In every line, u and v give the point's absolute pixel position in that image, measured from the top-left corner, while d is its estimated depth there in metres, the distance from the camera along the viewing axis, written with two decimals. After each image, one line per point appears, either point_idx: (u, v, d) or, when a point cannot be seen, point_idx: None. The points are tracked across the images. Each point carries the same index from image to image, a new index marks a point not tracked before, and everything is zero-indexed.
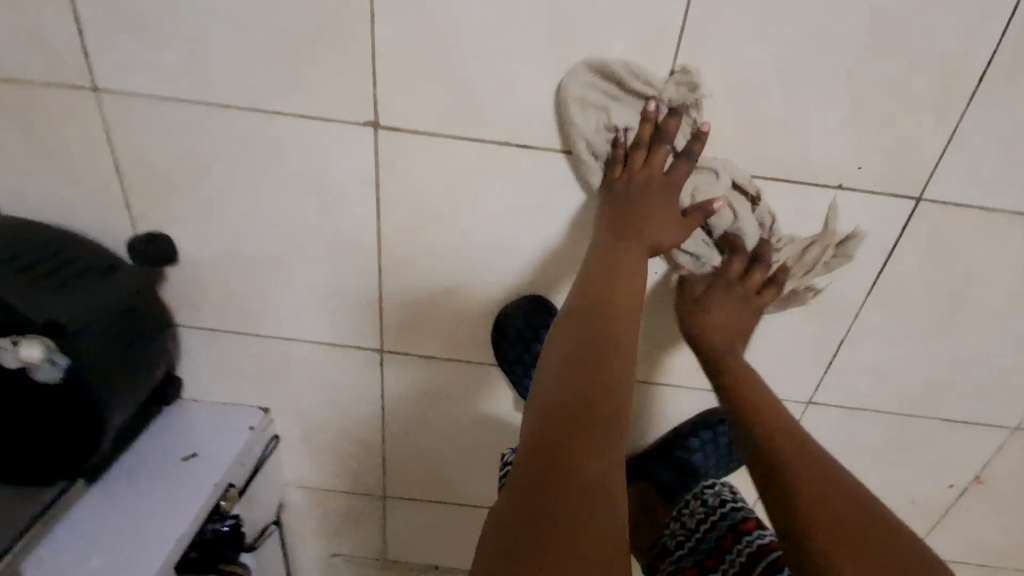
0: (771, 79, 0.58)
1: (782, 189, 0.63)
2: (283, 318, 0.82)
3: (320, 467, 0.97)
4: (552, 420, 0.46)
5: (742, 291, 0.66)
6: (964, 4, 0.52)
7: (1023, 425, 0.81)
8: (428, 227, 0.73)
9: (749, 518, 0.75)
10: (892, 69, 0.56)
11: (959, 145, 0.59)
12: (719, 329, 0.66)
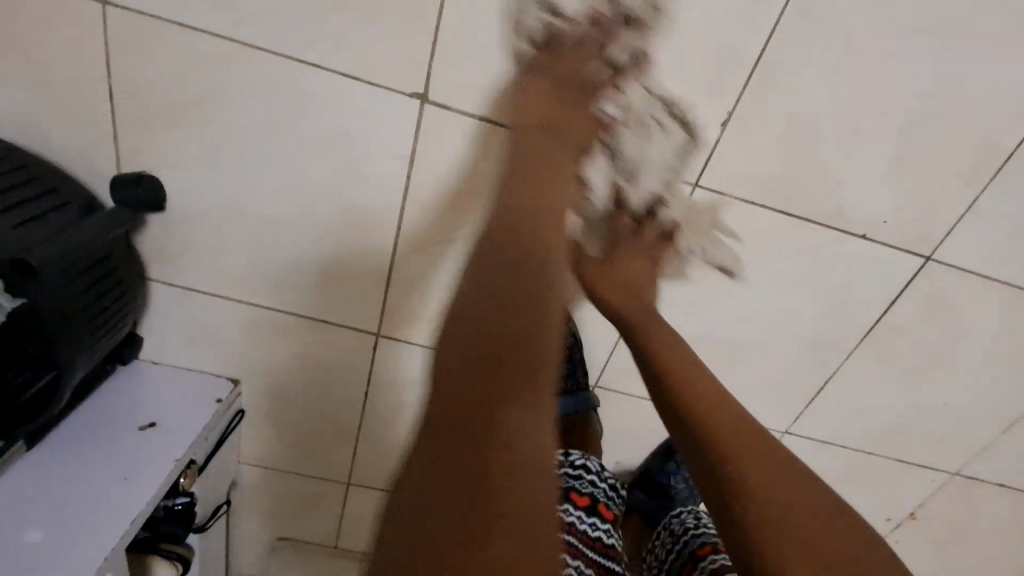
0: (829, 125, 0.61)
1: (812, 230, 0.66)
2: (273, 287, 0.76)
3: (283, 447, 0.91)
4: (466, 412, 0.44)
5: (636, 235, 0.67)
6: (1005, 88, 0.59)
7: (960, 471, 0.86)
8: (453, 214, 0.69)
9: (708, 542, 0.77)
10: (933, 135, 0.61)
11: (975, 214, 0.64)
12: (620, 287, 0.67)
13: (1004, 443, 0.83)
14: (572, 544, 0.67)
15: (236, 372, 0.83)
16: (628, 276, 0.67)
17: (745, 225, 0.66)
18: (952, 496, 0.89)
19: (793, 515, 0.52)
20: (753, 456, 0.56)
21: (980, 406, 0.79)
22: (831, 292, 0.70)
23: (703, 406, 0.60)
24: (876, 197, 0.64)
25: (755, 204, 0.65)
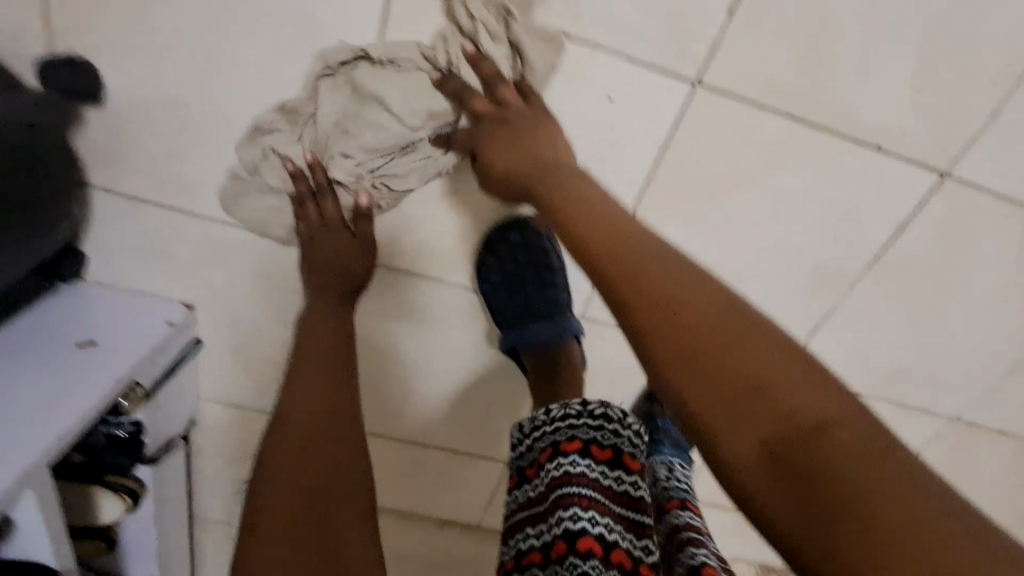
0: (848, 15, 0.54)
1: (823, 140, 0.60)
2: (227, 200, 0.68)
3: (246, 385, 0.85)
4: (290, 452, 0.55)
5: (503, 116, 0.57)
6: None
7: (961, 417, 0.83)
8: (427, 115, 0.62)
9: (681, 499, 0.74)
10: (963, 28, 0.55)
11: (1000, 123, 0.59)
12: (520, 164, 0.56)
13: (1005, 386, 0.79)
14: (591, 499, 0.61)
15: (191, 296, 0.76)
16: (508, 138, 0.56)
17: (751, 133, 0.60)
18: (948, 444, 0.86)
19: (735, 382, 0.40)
20: (682, 319, 0.43)
21: (984, 345, 0.75)
22: (842, 213, 0.65)
23: (626, 278, 0.46)
24: (896, 103, 0.58)
25: (762, 109, 0.59)
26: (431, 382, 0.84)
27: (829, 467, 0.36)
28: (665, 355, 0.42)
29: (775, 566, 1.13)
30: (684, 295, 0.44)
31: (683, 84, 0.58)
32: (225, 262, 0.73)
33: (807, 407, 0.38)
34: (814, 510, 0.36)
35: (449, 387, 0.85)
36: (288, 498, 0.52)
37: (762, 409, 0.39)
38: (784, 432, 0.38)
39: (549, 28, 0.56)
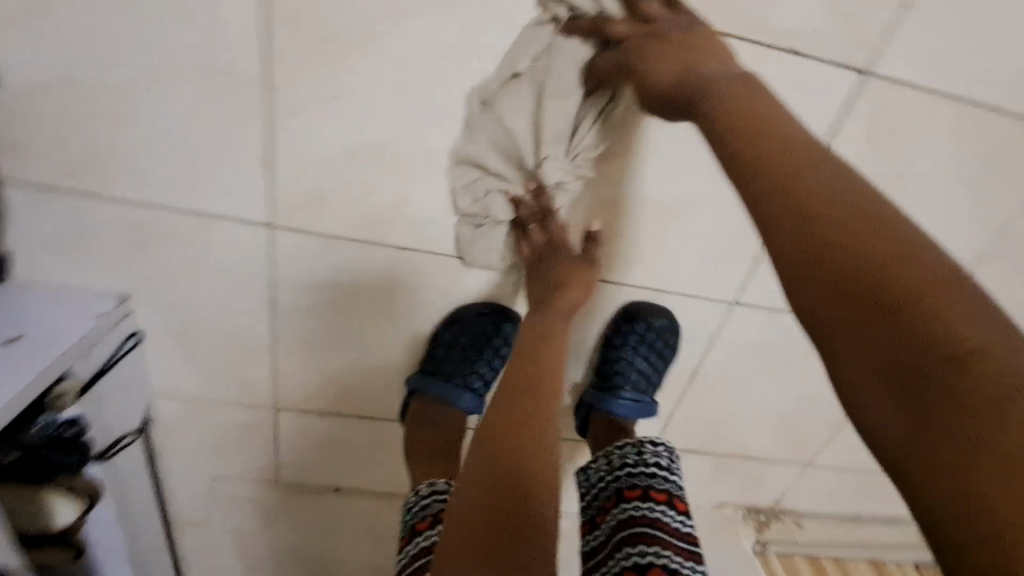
0: None
1: (740, 49, 0.61)
2: (144, 179, 0.65)
3: (198, 375, 0.82)
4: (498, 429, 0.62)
5: (696, 37, 0.53)
6: None
7: None
8: (334, 64, 0.59)
9: (663, 492, 0.72)
10: None
11: (906, 15, 0.61)
12: (661, 80, 0.53)
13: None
14: None
15: (124, 289, 0.73)
16: (675, 56, 0.53)
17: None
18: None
19: (880, 297, 0.38)
20: (832, 228, 0.41)
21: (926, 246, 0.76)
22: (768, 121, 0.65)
23: (787, 182, 0.44)
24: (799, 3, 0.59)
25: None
26: (386, 350, 0.83)
27: (948, 395, 0.35)
28: (811, 258, 0.41)
29: (763, 509, 1.12)
30: (837, 208, 0.42)
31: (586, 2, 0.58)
32: (154, 248, 0.70)
33: (942, 334, 0.36)
34: (911, 431, 0.36)
35: (395, 362, 0.84)
36: (493, 464, 0.59)
37: (900, 329, 0.37)
38: (909, 352, 0.36)
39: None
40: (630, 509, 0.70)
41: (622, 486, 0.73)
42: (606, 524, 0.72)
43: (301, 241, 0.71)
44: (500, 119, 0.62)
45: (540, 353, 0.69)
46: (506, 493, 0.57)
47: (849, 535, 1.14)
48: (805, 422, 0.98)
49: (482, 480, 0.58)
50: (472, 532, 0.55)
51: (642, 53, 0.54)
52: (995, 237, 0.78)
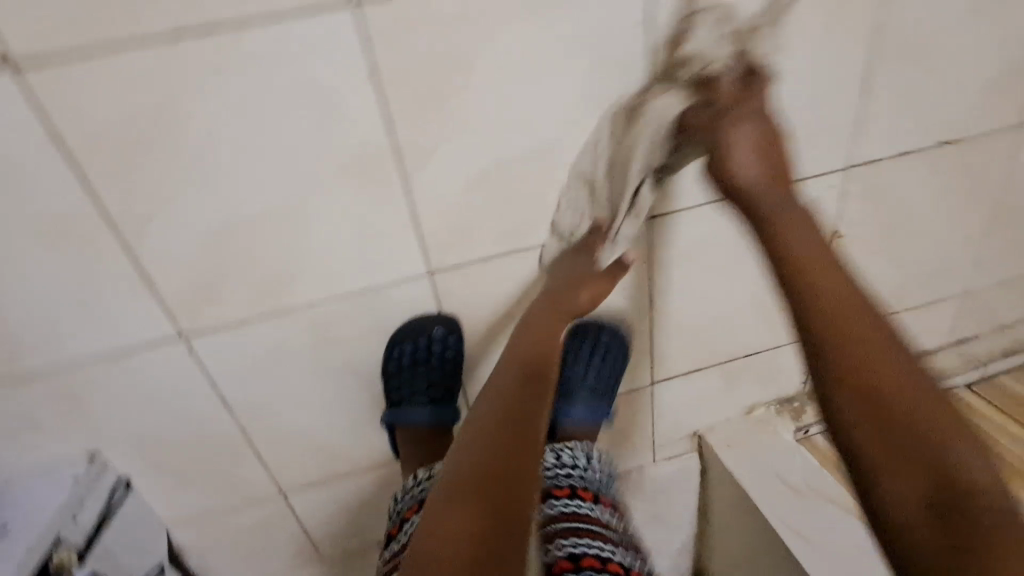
0: None
1: None
2: (50, 345, 0.68)
3: (199, 494, 0.85)
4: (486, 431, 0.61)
5: (755, 127, 0.67)
6: None
7: (850, 162, 0.84)
8: (153, 170, 0.60)
9: (588, 490, 0.81)
10: None
11: None
12: (746, 163, 0.65)
13: (855, 107, 0.79)
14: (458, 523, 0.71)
15: (89, 445, 0.76)
16: (766, 146, 0.67)
17: (444, 15, 0.60)
18: (842, 189, 0.86)
19: (869, 355, 0.49)
20: (840, 292, 0.54)
21: (806, 80, 0.74)
22: (581, 35, 0.64)
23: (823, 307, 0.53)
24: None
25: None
26: (350, 402, 0.84)
27: (906, 453, 0.45)
28: (821, 306, 0.53)
29: (794, 396, 1.08)
30: (834, 276, 0.55)
31: (340, 11, 0.57)
32: (95, 400, 0.73)
33: (915, 393, 0.47)
34: (881, 436, 0.46)
35: (363, 414, 0.85)
36: (479, 461, 0.57)
37: (877, 383, 0.48)
38: (862, 380, 0.48)
39: (185, 35, 0.55)
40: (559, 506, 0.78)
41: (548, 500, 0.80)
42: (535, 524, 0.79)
43: (221, 338, 0.73)
44: (619, 142, 0.72)
45: (540, 347, 0.72)
46: (488, 491, 0.55)
47: None
48: (788, 299, 0.95)
49: (467, 473, 0.57)
50: (466, 509, 0.54)
51: (744, 114, 0.68)
52: (878, 40, 0.74)
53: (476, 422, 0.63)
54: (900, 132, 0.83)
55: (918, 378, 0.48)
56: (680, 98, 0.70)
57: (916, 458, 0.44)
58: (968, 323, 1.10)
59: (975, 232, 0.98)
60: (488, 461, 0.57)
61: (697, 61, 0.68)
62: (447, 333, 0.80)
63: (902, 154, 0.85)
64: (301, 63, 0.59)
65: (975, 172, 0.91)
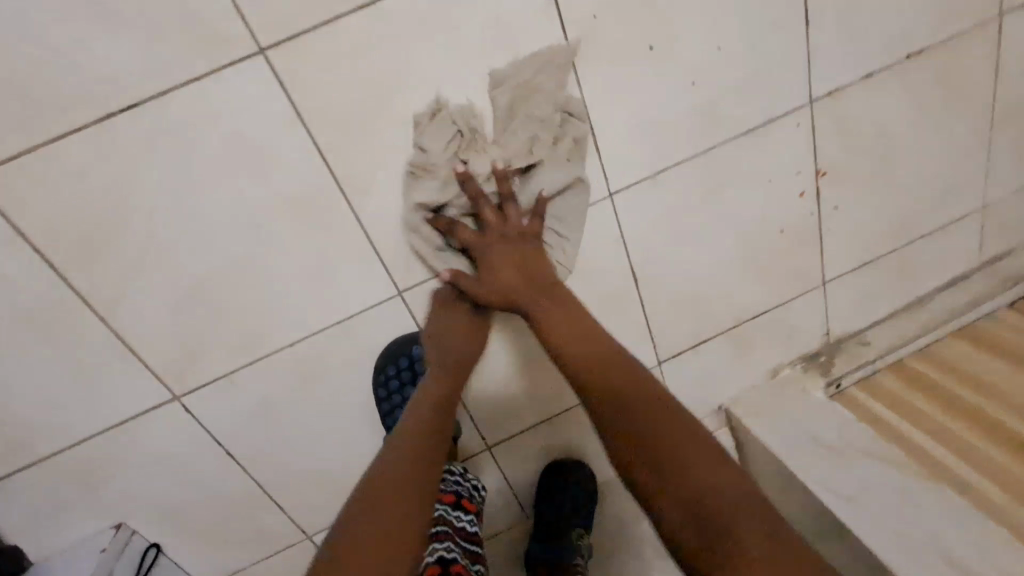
0: None
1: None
2: (56, 429, 0.72)
3: (227, 548, 0.87)
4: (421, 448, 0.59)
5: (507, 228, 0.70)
6: None
7: (813, 96, 0.80)
8: (110, 247, 0.64)
9: None
10: None
11: None
12: (512, 275, 0.69)
13: (800, 41, 0.75)
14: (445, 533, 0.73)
15: (113, 517, 0.79)
16: (517, 253, 0.69)
17: (353, 41, 0.61)
18: (812, 125, 0.82)
19: (654, 438, 0.53)
20: (619, 379, 0.59)
21: (740, 23, 0.72)
22: (492, 29, 0.64)
23: (604, 406, 0.57)
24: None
25: (330, 23, 0.60)
26: (351, 435, 0.84)
27: (710, 517, 0.48)
28: (599, 393, 0.58)
29: (818, 350, 1.01)
30: (597, 345, 0.63)
31: (252, 58, 0.59)
32: (108, 474, 0.76)
33: (695, 452, 0.52)
34: (692, 520, 0.48)
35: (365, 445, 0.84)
36: (416, 481, 0.56)
37: (675, 463, 0.52)
38: (664, 465, 0.52)
39: (115, 111, 0.59)
40: None
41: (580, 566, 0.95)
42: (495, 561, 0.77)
43: (211, 395, 0.75)
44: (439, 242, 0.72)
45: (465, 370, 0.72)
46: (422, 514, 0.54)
47: (925, 322, 1.00)
48: (783, 251, 0.91)
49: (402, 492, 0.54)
50: (366, 528, 0.51)
51: (508, 233, 0.69)
52: None
53: (404, 435, 0.60)
54: (861, 54, 0.79)
55: (692, 448, 0.53)
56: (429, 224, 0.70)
57: (723, 520, 0.47)
58: (997, 240, 1.01)
59: (978, 141, 0.91)
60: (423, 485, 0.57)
61: (433, 160, 0.66)
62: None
63: (869, 77, 0.81)
64: (226, 115, 0.61)
65: (958, 79, 0.85)
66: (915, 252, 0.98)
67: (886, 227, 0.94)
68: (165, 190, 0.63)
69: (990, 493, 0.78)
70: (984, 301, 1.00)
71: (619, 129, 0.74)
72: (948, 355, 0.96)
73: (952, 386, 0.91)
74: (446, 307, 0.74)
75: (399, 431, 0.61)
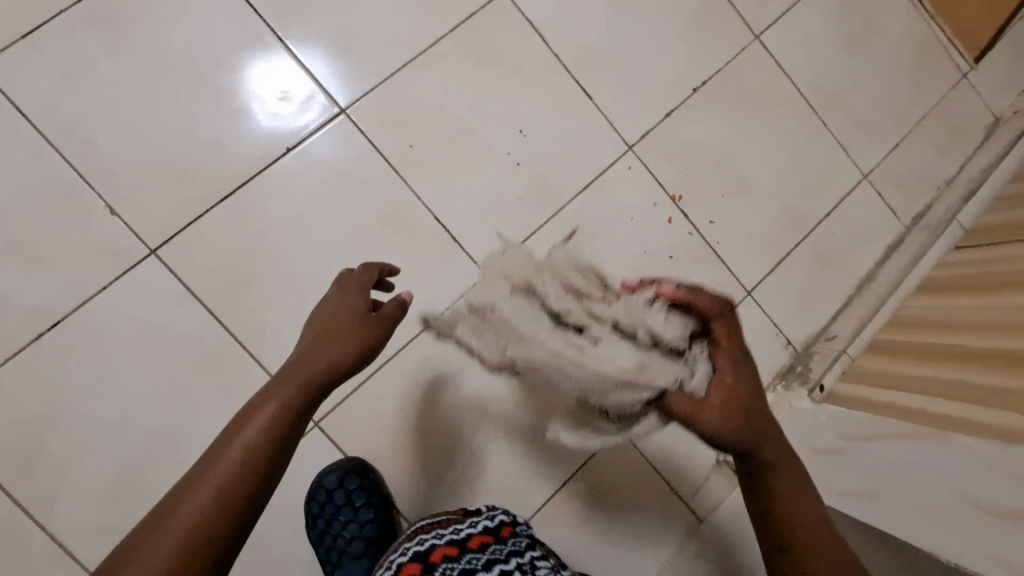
0: (179, 151, 0.80)
1: (263, 181, 0.81)
2: None
3: None
4: (235, 438, 0.47)
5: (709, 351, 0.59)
6: (229, 40, 0.81)
7: (631, 142, 0.91)
8: (50, 448, 0.74)
9: (468, 538, 0.60)
10: (234, 90, 0.81)
11: (320, 77, 0.83)
12: (730, 400, 0.55)
13: (593, 109, 0.90)
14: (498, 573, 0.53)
15: None
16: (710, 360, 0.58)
17: (223, 223, 0.79)
18: (643, 165, 0.92)
19: None
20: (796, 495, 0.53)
21: (533, 112, 0.88)
22: (328, 180, 0.82)
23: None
24: (256, 134, 0.81)
25: (202, 216, 0.79)
26: None
27: None
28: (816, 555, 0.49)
29: (792, 363, 0.94)
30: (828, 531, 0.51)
31: (146, 258, 0.78)
32: None
33: None
34: None
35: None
36: (202, 507, 0.44)
37: None
38: None
39: (44, 330, 0.75)
40: (516, 533, 0.63)
41: (492, 523, 0.63)
42: (527, 549, 0.60)
43: None
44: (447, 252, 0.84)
45: (353, 330, 0.56)
46: (273, 476, 0.47)
47: (879, 296, 0.95)
48: (683, 275, 0.92)
49: (227, 472, 0.46)
50: (140, 553, 0.42)
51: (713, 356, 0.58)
52: (563, 61, 0.90)
53: (222, 438, 0.48)
54: (654, 99, 0.92)
55: None
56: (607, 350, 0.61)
57: None
58: (902, 198, 1.00)
59: (817, 125, 0.98)
60: (220, 481, 0.45)
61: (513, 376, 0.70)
62: (342, 475, 0.77)
63: (671, 114, 0.93)
64: (133, 308, 0.77)
65: (757, 87, 0.96)
66: (825, 235, 0.97)
67: (777, 223, 0.96)
68: (89, 382, 0.76)
69: (982, 417, 0.65)
70: (925, 254, 0.95)
71: (470, 219, 0.85)
72: (911, 314, 0.89)
73: (921, 338, 0.83)
74: (357, 286, 0.62)
75: (270, 390, 0.51)
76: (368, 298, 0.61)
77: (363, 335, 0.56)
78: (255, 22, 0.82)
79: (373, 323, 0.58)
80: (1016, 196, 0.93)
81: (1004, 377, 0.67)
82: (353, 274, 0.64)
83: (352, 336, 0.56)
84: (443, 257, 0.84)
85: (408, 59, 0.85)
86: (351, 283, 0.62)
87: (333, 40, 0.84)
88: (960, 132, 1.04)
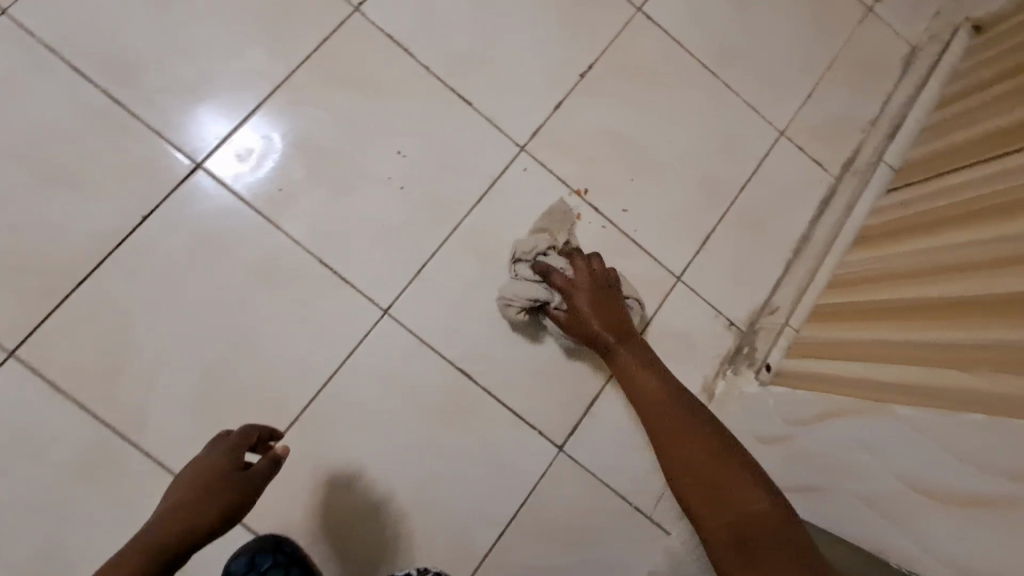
0: (23, 239, 0.73)
1: (120, 257, 0.75)
2: None
3: None
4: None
5: (586, 285, 0.76)
6: (60, 112, 0.76)
7: (521, 141, 0.85)
8: None
9: None
10: (74, 164, 0.75)
11: (166, 132, 0.77)
12: (602, 327, 0.74)
13: (473, 112, 0.84)
14: None
15: None
16: (598, 302, 0.75)
17: (84, 308, 0.73)
18: (539, 164, 0.85)
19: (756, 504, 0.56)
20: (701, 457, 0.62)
21: (408, 130, 0.82)
22: (192, 241, 0.76)
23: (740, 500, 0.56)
24: (107, 206, 0.75)
25: (58, 306, 0.73)
26: None
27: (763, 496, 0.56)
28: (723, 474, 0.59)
29: (738, 344, 0.87)
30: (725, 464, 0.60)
31: (5, 361, 0.71)
32: None
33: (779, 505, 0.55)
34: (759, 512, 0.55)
35: None
36: None
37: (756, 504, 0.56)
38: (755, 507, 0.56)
39: None
40: None
41: None
42: None
43: None
44: (339, 295, 0.78)
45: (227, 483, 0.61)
46: None
47: (817, 255, 0.88)
48: None
49: None
50: None
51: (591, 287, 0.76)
52: (432, 69, 0.84)
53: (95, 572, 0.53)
54: (539, 92, 0.87)
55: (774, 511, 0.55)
56: (529, 266, 0.79)
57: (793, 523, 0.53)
58: (825, 148, 0.94)
59: (719, 87, 0.92)
60: None
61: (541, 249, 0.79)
62: (251, 557, 0.70)
63: (560, 104, 0.87)
64: None
65: (647, 59, 0.90)
66: (746, 201, 0.91)
67: (695, 197, 0.89)
68: None
69: (921, 380, 0.58)
70: (856, 204, 0.89)
71: (358, 255, 0.79)
72: (852, 270, 0.82)
73: (862, 296, 0.76)
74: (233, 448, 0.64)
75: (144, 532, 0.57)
76: (239, 459, 0.63)
77: (224, 501, 0.59)
78: (86, 88, 0.76)
79: (236, 484, 0.61)
80: (939, 127, 0.87)
81: (940, 330, 0.59)
82: (230, 436, 0.66)
83: (211, 498, 0.59)
84: (335, 301, 0.78)
85: (262, 99, 0.79)
86: (224, 445, 0.64)
87: (176, 91, 0.78)
88: (874, 69, 0.97)
